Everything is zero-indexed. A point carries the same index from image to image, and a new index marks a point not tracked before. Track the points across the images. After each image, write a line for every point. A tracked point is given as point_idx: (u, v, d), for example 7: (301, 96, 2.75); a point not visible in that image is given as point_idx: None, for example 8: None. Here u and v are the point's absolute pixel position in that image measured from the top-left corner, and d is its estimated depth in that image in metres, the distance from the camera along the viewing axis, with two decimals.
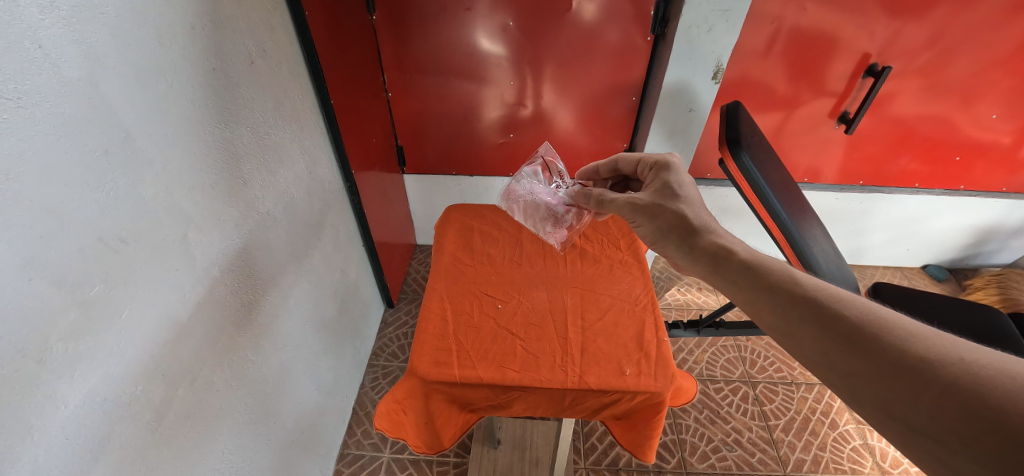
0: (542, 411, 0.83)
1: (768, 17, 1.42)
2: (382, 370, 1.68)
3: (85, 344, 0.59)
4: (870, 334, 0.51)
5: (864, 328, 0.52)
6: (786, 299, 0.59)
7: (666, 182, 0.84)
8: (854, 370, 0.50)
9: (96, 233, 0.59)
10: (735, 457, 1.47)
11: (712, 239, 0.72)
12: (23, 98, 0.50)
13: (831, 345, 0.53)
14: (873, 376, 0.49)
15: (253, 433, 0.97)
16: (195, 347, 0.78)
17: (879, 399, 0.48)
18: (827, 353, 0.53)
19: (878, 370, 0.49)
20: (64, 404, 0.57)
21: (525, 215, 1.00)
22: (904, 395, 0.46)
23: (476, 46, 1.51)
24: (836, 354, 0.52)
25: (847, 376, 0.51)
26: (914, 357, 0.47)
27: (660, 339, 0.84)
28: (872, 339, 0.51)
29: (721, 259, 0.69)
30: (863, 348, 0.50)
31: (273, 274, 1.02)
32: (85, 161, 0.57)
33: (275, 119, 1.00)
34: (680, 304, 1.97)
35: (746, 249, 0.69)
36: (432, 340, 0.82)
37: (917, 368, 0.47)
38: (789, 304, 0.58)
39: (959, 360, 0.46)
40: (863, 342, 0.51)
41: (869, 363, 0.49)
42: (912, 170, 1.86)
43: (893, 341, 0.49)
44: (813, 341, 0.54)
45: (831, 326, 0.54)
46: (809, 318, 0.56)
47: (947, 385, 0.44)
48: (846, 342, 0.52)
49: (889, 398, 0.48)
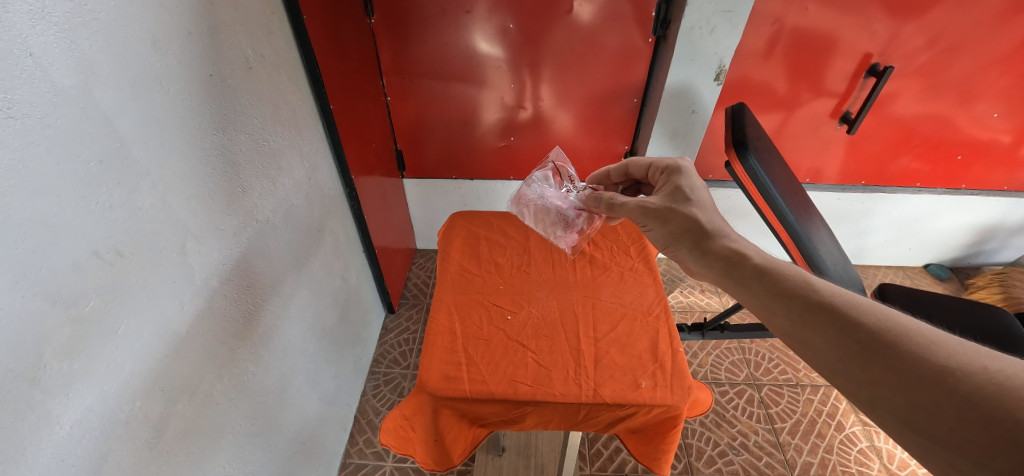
0: (555, 425, 0.81)
1: (769, 18, 1.41)
2: (385, 377, 1.66)
3: (80, 361, 0.56)
4: (889, 341, 0.50)
5: (883, 335, 0.50)
6: (801, 305, 0.58)
7: (678, 186, 0.83)
8: (872, 378, 0.49)
9: (91, 246, 0.57)
10: (741, 461, 1.46)
11: (725, 243, 0.71)
12: (14, 108, 0.48)
13: (848, 351, 0.51)
14: (892, 385, 0.47)
15: (254, 446, 0.95)
16: (195, 361, 0.76)
17: (897, 408, 0.47)
18: (844, 359, 0.51)
19: (897, 378, 0.47)
20: (59, 424, 0.54)
21: (535, 219, 0.98)
22: (926, 405, 0.45)
23: (475, 49, 1.50)
24: (853, 361, 0.51)
25: (866, 384, 0.49)
26: (935, 366, 0.46)
27: (675, 348, 0.83)
28: (891, 347, 0.49)
29: (734, 264, 0.68)
30: (881, 356, 0.49)
31: (273, 284, 1.01)
32: (79, 172, 0.55)
33: (273, 125, 0.98)
34: (683, 306, 1.97)
35: (760, 254, 0.67)
36: (441, 354, 0.81)
37: (938, 378, 0.45)
38: (805, 310, 0.57)
39: (981, 369, 0.44)
40: (882, 349, 0.49)
41: (887, 370, 0.48)
42: (914, 169, 1.85)
43: (914, 349, 0.48)
44: (829, 347, 0.53)
45: (849, 332, 0.52)
46: (824, 324, 0.54)
47: (969, 396, 0.43)
48: (864, 349, 0.50)
49: (909, 408, 0.46)
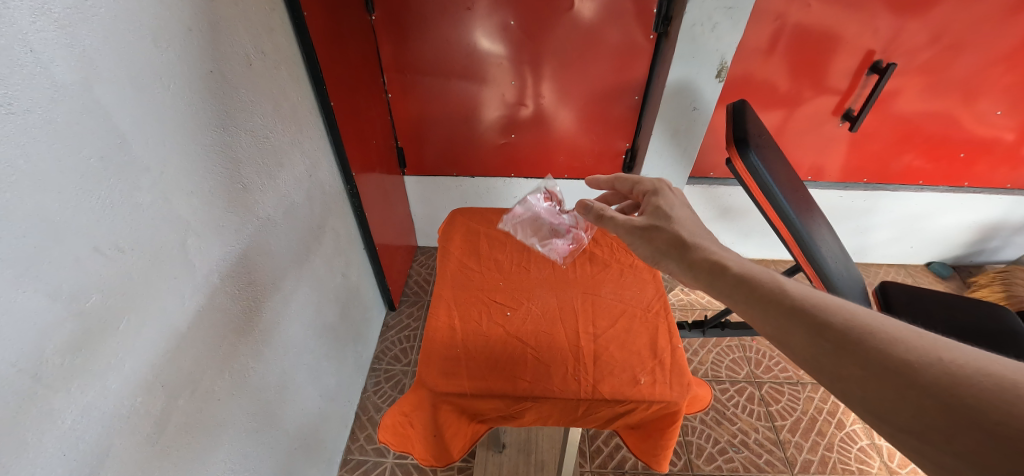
0: (554, 421, 0.81)
1: (771, 14, 1.41)
2: (385, 374, 1.66)
3: (82, 356, 0.57)
4: (857, 336, 0.48)
5: (851, 332, 0.48)
6: (772, 305, 0.56)
7: (659, 204, 0.83)
8: (844, 375, 0.47)
9: (91, 242, 0.57)
10: (742, 459, 1.46)
11: (705, 254, 0.70)
12: (14, 104, 0.48)
13: (818, 349, 0.49)
14: (864, 381, 0.45)
15: (255, 442, 0.95)
16: (196, 356, 0.76)
17: (872, 404, 0.44)
18: (816, 358, 0.49)
19: (865, 373, 0.45)
20: (61, 419, 0.55)
21: (525, 234, 1.08)
22: (900, 400, 0.43)
23: (476, 46, 1.50)
24: (825, 358, 0.49)
25: (837, 381, 0.47)
26: (904, 359, 0.44)
27: (675, 345, 0.83)
28: (859, 342, 0.47)
29: (712, 273, 0.66)
30: (851, 352, 0.47)
31: (274, 280, 1.01)
32: (80, 167, 0.55)
33: (274, 121, 0.98)
34: (684, 304, 1.97)
35: (736, 261, 0.66)
36: (441, 349, 0.81)
37: (908, 373, 0.43)
38: (775, 309, 0.55)
39: (941, 359, 0.43)
40: (851, 345, 0.47)
41: (857, 366, 0.46)
42: (917, 167, 1.84)
43: (881, 342, 0.46)
44: (801, 346, 0.51)
45: (818, 330, 0.50)
46: (795, 323, 0.52)
47: (940, 390, 0.41)
48: (833, 345, 0.48)
49: (879, 402, 0.44)
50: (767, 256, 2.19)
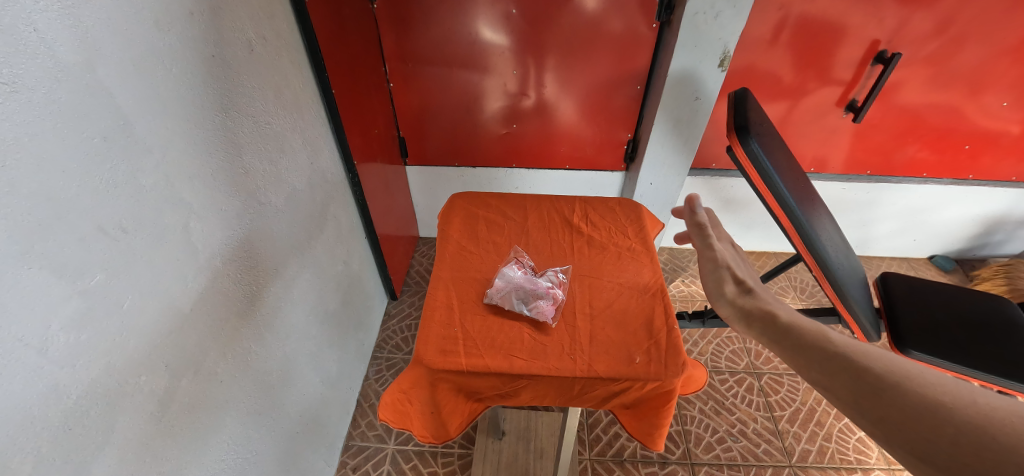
0: (550, 400, 0.82)
1: (775, 3, 1.40)
2: (387, 362, 1.67)
3: (87, 333, 0.58)
4: (896, 382, 0.45)
5: (890, 376, 0.46)
6: (813, 353, 0.53)
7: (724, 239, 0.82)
8: (880, 417, 0.44)
9: (96, 221, 0.58)
10: (740, 448, 1.47)
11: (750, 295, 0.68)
12: (19, 83, 0.49)
13: (856, 392, 0.47)
14: (902, 422, 0.42)
15: (258, 424, 0.97)
16: (198, 338, 0.78)
17: (909, 446, 0.41)
18: (854, 400, 0.46)
19: (903, 414, 0.43)
20: (68, 394, 0.56)
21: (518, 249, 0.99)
22: (939, 442, 0.40)
23: (478, 35, 1.49)
24: (863, 400, 0.46)
25: (874, 423, 0.44)
26: (945, 403, 0.41)
27: (670, 326, 0.83)
28: (898, 386, 0.45)
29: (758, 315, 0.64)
30: (889, 394, 0.45)
31: (275, 266, 1.01)
32: (84, 147, 0.56)
33: (275, 107, 0.98)
34: (685, 295, 1.97)
35: (782, 307, 0.63)
36: (438, 329, 0.82)
37: (947, 416, 0.40)
38: (816, 353, 0.53)
39: (981, 404, 0.40)
40: (889, 389, 0.45)
41: (894, 408, 0.43)
42: (921, 159, 1.83)
43: (921, 387, 0.44)
44: (841, 388, 0.48)
45: (856, 373, 0.48)
46: (834, 366, 0.50)
47: (980, 434, 0.38)
48: (872, 388, 0.46)
49: (919, 444, 0.41)
50: (768, 248, 2.19)
